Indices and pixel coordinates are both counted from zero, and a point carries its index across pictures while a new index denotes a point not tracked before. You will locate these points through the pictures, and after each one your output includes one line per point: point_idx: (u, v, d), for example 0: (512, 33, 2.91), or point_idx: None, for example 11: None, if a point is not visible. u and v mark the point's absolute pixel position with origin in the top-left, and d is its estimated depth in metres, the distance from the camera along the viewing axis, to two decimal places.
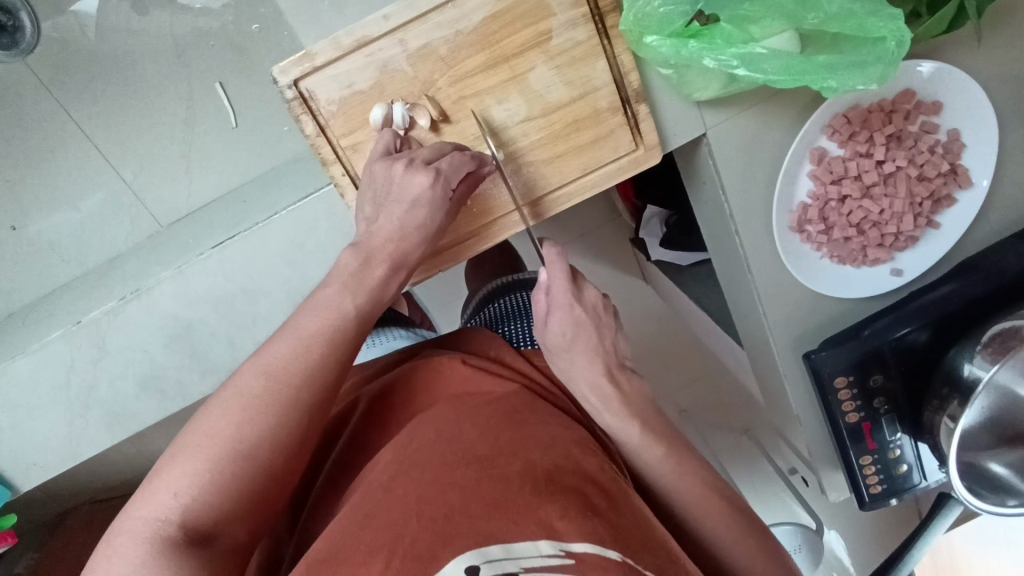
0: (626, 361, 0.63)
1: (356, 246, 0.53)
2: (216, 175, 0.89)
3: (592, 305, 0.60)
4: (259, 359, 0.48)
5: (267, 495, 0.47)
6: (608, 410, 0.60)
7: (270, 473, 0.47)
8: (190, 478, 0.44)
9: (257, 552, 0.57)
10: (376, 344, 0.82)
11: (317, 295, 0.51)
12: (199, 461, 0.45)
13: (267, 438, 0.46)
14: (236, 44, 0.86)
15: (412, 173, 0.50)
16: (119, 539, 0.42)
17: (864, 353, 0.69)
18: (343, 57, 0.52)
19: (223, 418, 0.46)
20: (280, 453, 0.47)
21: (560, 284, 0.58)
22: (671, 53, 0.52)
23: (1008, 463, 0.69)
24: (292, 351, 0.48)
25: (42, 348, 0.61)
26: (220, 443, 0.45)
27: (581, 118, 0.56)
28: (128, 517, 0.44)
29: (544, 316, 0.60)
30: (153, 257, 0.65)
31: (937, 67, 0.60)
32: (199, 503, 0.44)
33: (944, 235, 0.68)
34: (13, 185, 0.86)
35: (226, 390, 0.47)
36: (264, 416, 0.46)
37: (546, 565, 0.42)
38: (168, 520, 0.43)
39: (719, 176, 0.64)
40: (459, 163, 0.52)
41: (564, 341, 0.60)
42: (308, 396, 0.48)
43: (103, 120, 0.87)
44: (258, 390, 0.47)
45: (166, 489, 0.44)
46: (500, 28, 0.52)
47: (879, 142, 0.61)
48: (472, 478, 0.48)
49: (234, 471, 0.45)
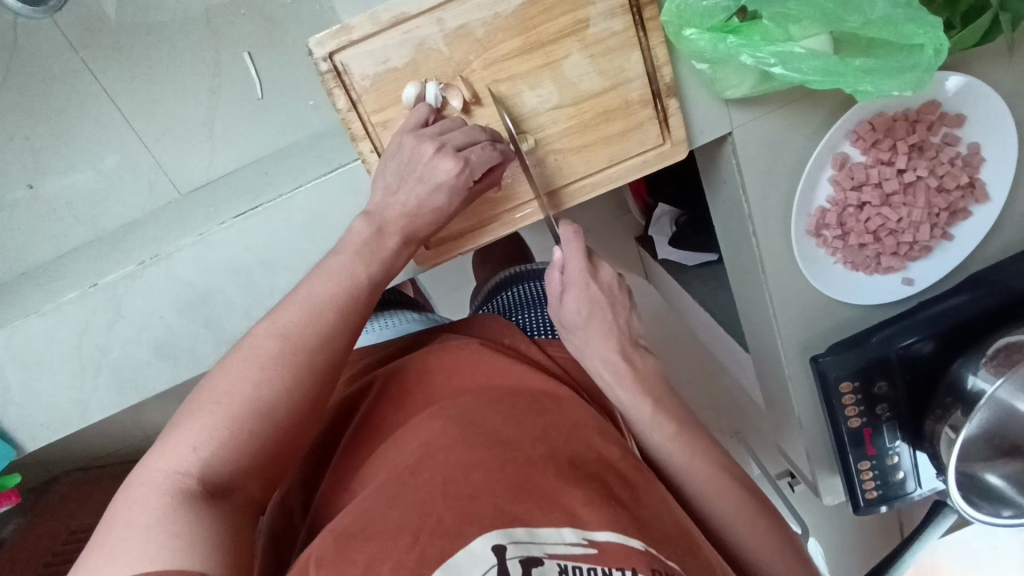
0: (645, 351, 0.63)
1: (368, 215, 0.53)
2: (239, 147, 0.87)
3: (608, 284, 0.60)
4: (274, 322, 0.48)
5: (281, 454, 0.47)
6: (620, 385, 0.60)
7: (286, 434, 0.47)
8: (210, 434, 0.43)
9: (270, 522, 0.57)
10: (389, 325, 0.82)
11: (330, 261, 0.52)
12: (218, 417, 0.44)
13: (284, 397, 0.46)
14: (267, 14, 0.85)
15: (439, 158, 0.51)
16: (137, 490, 0.41)
17: (871, 360, 0.69)
18: (380, 33, 0.51)
19: (242, 377, 0.45)
20: (297, 415, 0.47)
21: (576, 262, 0.58)
22: (708, 47, 0.52)
23: (1005, 474, 0.72)
24: (306, 316, 0.49)
25: (56, 309, 0.61)
26: (238, 399, 0.45)
27: (611, 109, 0.56)
28: (145, 470, 0.42)
29: (560, 295, 0.59)
30: (173, 223, 0.65)
31: (963, 80, 0.61)
32: (219, 458, 0.43)
33: (956, 248, 0.69)
34: (30, 142, 0.85)
35: (240, 350, 0.47)
36: (282, 377, 0.46)
37: (569, 553, 0.43)
38: (189, 473, 0.42)
39: (741, 175, 0.64)
40: (487, 158, 0.52)
41: (579, 319, 0.59)
42: (321, 360, 0.49)
43: (124, 83, 0.86)
44: (273, 350, 0.47)
45: (185, 443, 0.43)
46: (539, 13, 0.52)
47: (901, 151, 0.62)
48: (496, 460, 0.48)
49: (252, 428, 0.45)
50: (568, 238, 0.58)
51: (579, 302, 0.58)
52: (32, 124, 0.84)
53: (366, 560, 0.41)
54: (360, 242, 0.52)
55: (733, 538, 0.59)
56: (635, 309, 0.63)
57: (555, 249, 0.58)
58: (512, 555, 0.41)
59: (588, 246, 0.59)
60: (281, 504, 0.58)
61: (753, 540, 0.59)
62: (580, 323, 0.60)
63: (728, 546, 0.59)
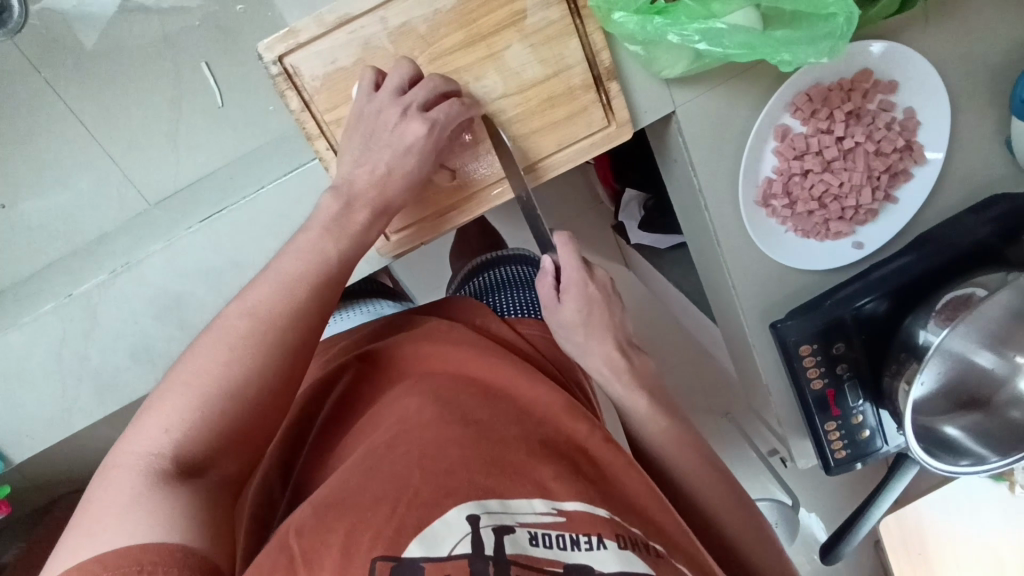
0: (639, 352, 0.68)
1: (336, 190, 0.56)
2: (205, 154, 0.90)
3: (602, 284, 0.66)
4: (243, 302, 0.50)
5: (255, 430, 0.48)
6: (617, 379, 0.65)
7: (259, 411, 0.48)
8: (183, 413, 0.46)
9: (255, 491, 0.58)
10: (367, 311, 0.84)
11: (298, 239, 0.54)
12: (190, 398, 0.46)
13: (253, 376, 0.48)
14: (223, 26, 0.88)
15: (407, 122, 0.54)
16: (114, 472, 0.43)
17: (829, 321, 0.72)
18: (327, 34, 0.53)
19: (213, 359, 0.48)
20: (269, 395, 0.49)
21: (572, 264, 0.63)
22: (637, 29, 0.54)
23: (962, 425, 0.75)
24: (277, 299, 0.51)
25: (35, 319, 0.63)
26: (208, 380, 0.47)
27: (556, 95, 0.59)
28: (121, 452, 0.44)
29: (558, 296, 0.64)
30: (143, 232, 0.67)
31: (887, 46, 0.64)
32: (192, 438, 0.45)
33: (901, 210, 0.71)
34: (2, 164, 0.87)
35: (213, 330, 0.49)
36: (251, 356, 0.48)
37: (540, 521, 0.45)
38: (163, 454, 0.44)
39: (688, 152, 0.67)
40: (454, 114, 0.54)
41: (579, 318, 0.64)
42: (291, 337, 0.50)
43: (89, 101, 0.88)
44: (242, 330, 0.49)
45: (158, 426, 0.45)
46: (478, 6, 0.54)
47: (838, 119, 0.65)
48: (471, 438, 0.51)
49: (223, 406, 0.46)
50: (564, 243, 0.62)
51: None
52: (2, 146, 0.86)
53: (348, 529, 0.43)
54: (321, 234, 0.54)
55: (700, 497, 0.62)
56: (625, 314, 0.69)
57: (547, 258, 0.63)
58: (484, 523, 0.43)
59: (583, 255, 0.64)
60: (260, 477, 0.59)
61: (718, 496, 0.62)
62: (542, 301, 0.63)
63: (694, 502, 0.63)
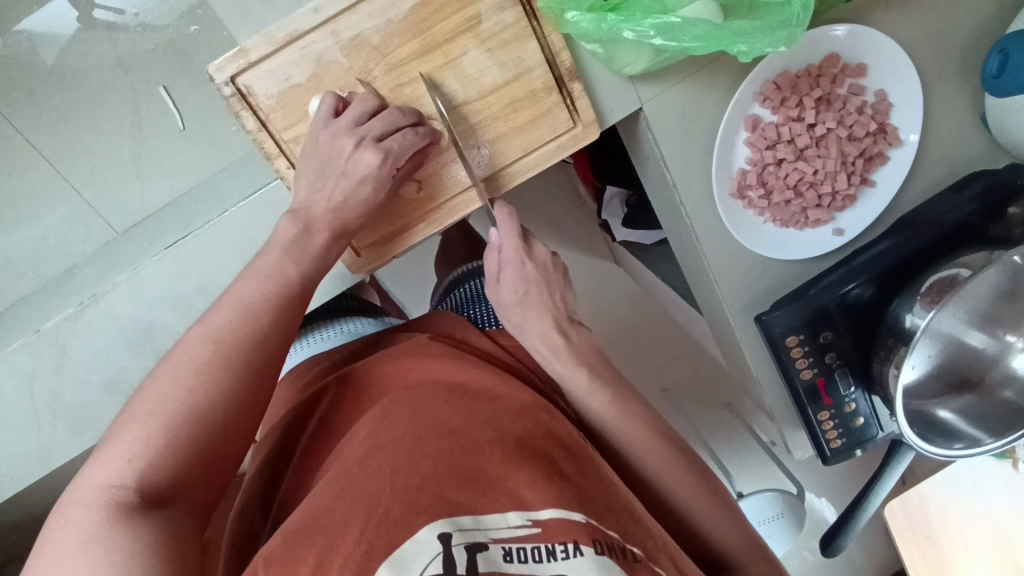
0: (581, 326, 0.66)
1: (294, 214, 0.55)
2: (171, 178, 0.91)
3: (542, 262, 0.63)
4: (205, 326, 0.49)
5: (222, 454, 0.47)
6: (558, 359, 0.63)
7: (226, 435, 0.47)
8: (146, 443, 0.43)
9: (232, 522, 0.56)
10: (342, 331, 0.83)
11: (259, 262, 0.53)
12: (151, 427, 0.44)
13: (220, 399, 0.47)
14: (179, 48, 0.88)
15: (360, 153, 0.52)
16: (71, 509, 0.41)
17: (813, 310, 0.71)
18: (278, 52, 0.53)
19: (173, 384, 0.46)
20: (235, 417, 0.47)
21: (511, 243, 0.60)
22: (591, 27, 0.53)
23: (955, 408, 0.74)
24: (241, 319, 0.49)
25: (2, 359, 0.62)
26: (170, 406, 0.45)
27: (519, 99, 0.58)
28: (78, 487, 0.42)
29: (497, 275, 0.62)
30: (109, 262, 0.66)
31: (852, 28, 0.63)
32: (155, 467, 0.43)
33: (880, 192, 0.70)
34: None
35: (172, 358, 0.47)
36: (216, 380, 0.47)
37: (514, 535, 0.44)
38: (124, 486, 0.42)
39: (659, 148, 0.66)
40: (408, 144, 0.53)
41: (517, 298, 0.62)
42: (257, 359, 0.49)
43: (51, 132, 0.88)
44: (205, 355, 0.47)
45: (118, 456, 0.43)
46: (430, 14, 0.53)
47: (808, 106, 0.64)
48: (445, 450, 0.50)
49: (188, 433, 0.45)
50: (504, 218, 0.59)
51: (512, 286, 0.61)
52: None
53: (316, 558, 0.42)
54: (284, 255, 0.53)
55: (681, 496, 0.62)
56: (570, 286, 0.67)
57: (489, 231, 0.60)
58: (457, 541, 0.42)
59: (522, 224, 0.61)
60: (239, 509, 0.57)
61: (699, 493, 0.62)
62: (520, 308, 0.63)
63: (679, 504, 0.62)
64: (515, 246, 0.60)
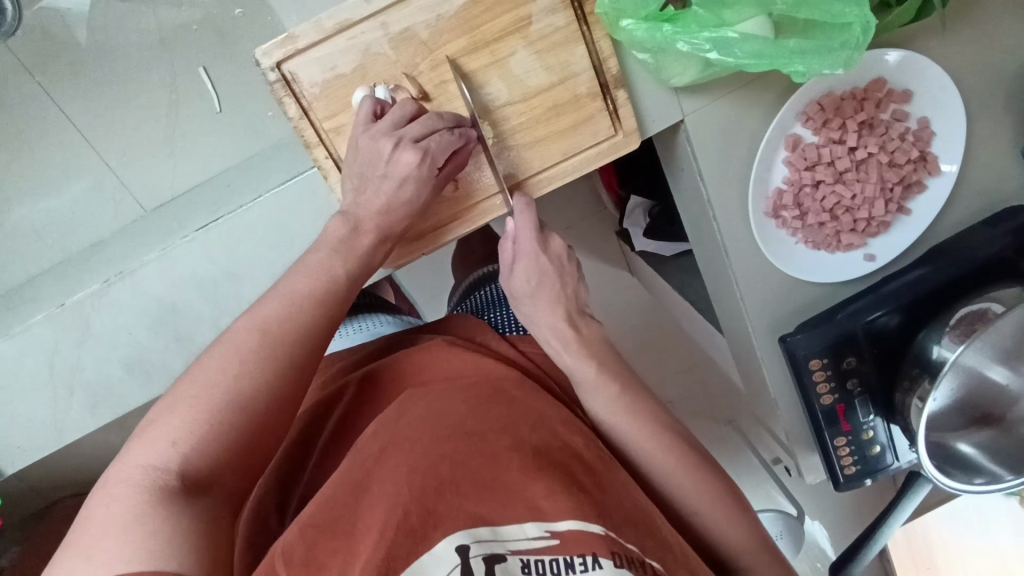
0: (592, 320, 0.66)
1: (344, 215, 0.54)
2: (199, 159, 0.90)
3: (557, 255, 0.63)
4: (252, 318, 0.48)
5: (261, 446, 0.46)
6: (575, 361, 0.62)
7: (266, 427, 0.46)
8: (190, 428, 0.43)
9: (247, 513, 0.56)
10: (364, 329, 0.82)
11: (308, 258, 0.52)
12: (196, 411, 0.44)
13: (264, 390, 0.46)
14: (220, 29, 0.88)
15: (399, 153, 0.51)
16: (114, 488, 0.41)
17: (838, 336, 0.70)
18: (325, 40, 0.52)
19: (220, 371, 0.45)
20: (275, 409, 0.47)
21: (527, 233, 0.60)
22: (646, 36, 0.53)
23: (976, 443, 0.73)
24: (277, 308, 0.49)
25: (26, 330, 0.62)
26: (217, 392, 0.44)
27: (562, 103, 0.57)
28: (124, 465, 0.42)
29: (511, 263, 0.62)
30: (138, 239, 0.65)
31: (903, 55, 0.62)
32: (198, 453, 0.43)
33: (915, 222, 0.69)
34: (10, 172, 0.89)
35: (220, 345, 0.47)
36: (263, 371, 0.46)
37: (532, 548, 0.44)
38: (168, 469, 0.42)
39: (697, 163, 0.65)
40: (446, 143, 0.53)
41: (529, 289, 0.61)
42: (296, 350, 0.48)
43: (86, 105, 0.90)
44: (253, 344, 0.47)
45: (163, 438, 0.43)
46: (481, 13, 0.53)
47: (851, 129, 0.63)
48: (463, 453, 0.49)
49: (231, 421, 0.44)
50: (522, 209, 0.58)
51: (528, 274, 0.61)
52: (12, 152, 0.89)
53: (339, 566, 0.41)
54: (333, 254, 0.52)
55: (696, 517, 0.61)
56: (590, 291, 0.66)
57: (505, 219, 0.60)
58: (475, 552, 0.42)
59: (540, 218, 0.60)
60: (254, 505, 0.56)
61: (718, 521, 0.61)
62: (550, 311, 0.62)
63: (695, 528, 0.62)
64: (533, 238, 0.60)
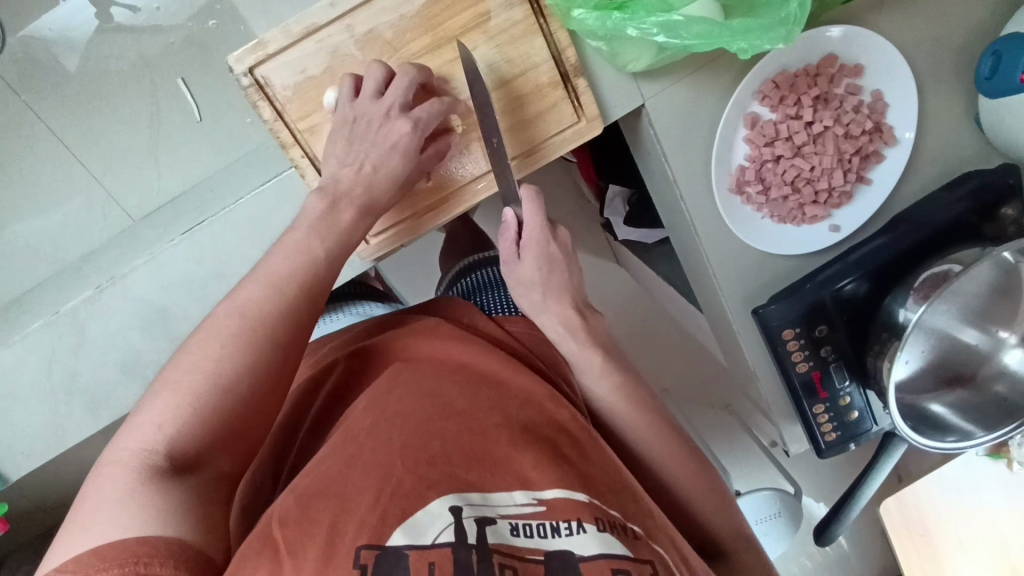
0: (597, 313, 0.69)
1: (322, 190, 0.56)
2: (182, 167, 0.93)
3: (563, 245, 0.67)
4: (234, 300, 0.51)
5: (248, 426, 0.49)
6: (570, 338, 0.66)
7: (251, 406, 0.49)
8: (176, 410, 0.46)
9: (243, 487, 0.58)
10: (355, 312, 0.85)
11: (288, 238, 0.54)
12: (181, 395, 0.46)
13: (246, 371, 0.48)
14: (198, 41, 0.91)
15: (393, 121, 0.55)
16: (106, 471, 0.43)
17: (810, 304, 0.72)
18: (294, 44, 0.56)
19: (204, 356, 0.48)
20: (260, 388, 0.49)
21: (535, 223, 0.64)
22: (597, 24, 0.56)
23: (949, 403, 0.75)
24: (257, 299, 0.51)
25: (24, 338, 0.64)
26: (200, 375, 0.47)
27: (525, 94, 0.60)
28: (115, 450, 0.44)
29: (518, 253, 0.65)
30: (127, 246, 0.68)
31: (845, 30, 0.65)
32: (185, 433, 0.45)
33: (877, 191, 0.72)
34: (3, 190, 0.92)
35: (203, 330, 0.49)
36: (244, 352, 0.48)
37: (521, 512, 0.46)
38: (156, 450, 0.44)
39: (661, 144, 0.68)
40: (435, 112, 0.56)
41: (540, 276, 0.65)
42: (280, 328, 0.51)
43: (73, 122, 0.92)
44: (234, 328, 0.49)
45: (149, 422, 0.45)
46: (442, 11, 0.56)
47: (806, 104, 0.66)
48: (452, 428, 0.52)
49: (215, 402, 0.47)
50: (529, 197, 0.62)
51: (537, 261, 0.65)
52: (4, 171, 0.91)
53: (330, 522, 0.43)
54: (310, 231, 0.54)
55: (676, 482, 0.64)
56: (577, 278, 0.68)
57: (507, 210, 0.64)
58: (467, 514, 0.44)
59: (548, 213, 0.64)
60: (249, 479, 0.59)
61: (697, 486, 0.64)
62: (531, 290, 0.66)
63: (676, 494, 0.64)
64: (540, 227, 0.64)
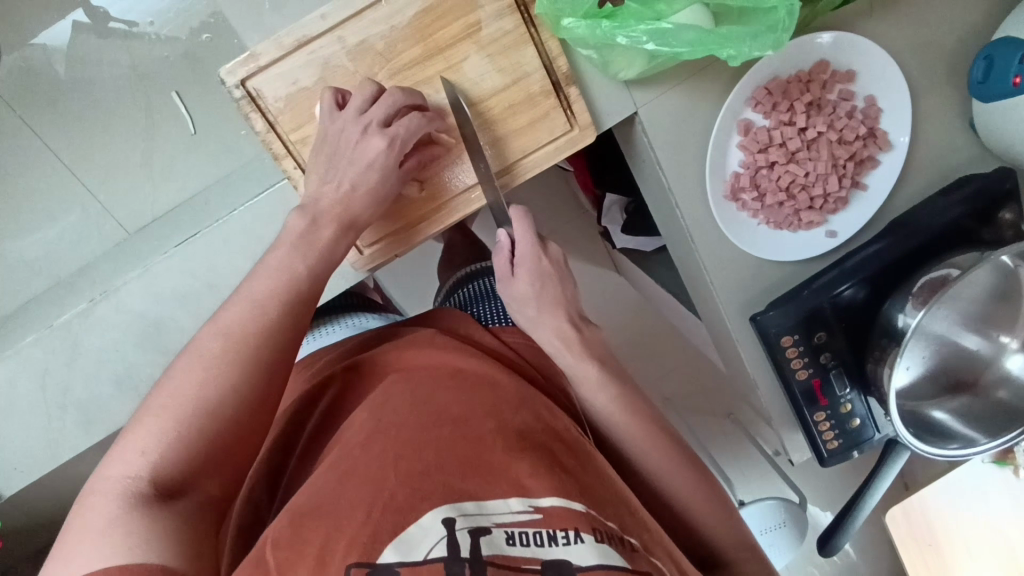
0: (592, 325, 0.69)
1: (303, 209, 0.56)
2: (178, 182, 0.94)
3: (555, 260, 0.67)
4: (217, 324, 0.50)
5: (235, 447, 0.48)
6: (560, 349, 0.65)
7: (236, 429, 0.48)
8: (159, 436, 0.45)
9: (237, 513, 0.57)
10: (349, 325, 0.85)
11: (267, 259, 0.54)
12: (166, 419, 0.46)
13: (231, 393, 0.48)
14: (191, 55, 0.92)
15: (367, 139, 0.55)
16: (91, 499, 0.43)
17: (808, 310, 0.72)
18: (286, 56, 0.56)
19: (188, 378, 0.47)
20: (244, 410, 0.49)
21: (525, 239, 0.65)
22: (587, 33, 0.56)
23: (950, 409, 0.74)
24: (248, 311, 0.51)
25: (17, 353, 0.64)
26: (183, 400, 0.47)
27: (517, 103, 0.60)
28: (100, 477, 0.44)
29: (510, 270, 0.66)
30: (121, 260, 0.68)
31: (835, 37, 0.65)
32: (169, 458, 0.45)
33: (872, 196, 0.72)
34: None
35: (187, 354, 0.49)
36: (228, 374, 0.48)
37: (516, 520, 0.46)
38: (140, 477, 0.44)
39: (654, 152, 0.68)
40: (415, 129, 0.56)
41: (531, 291, 0.65)
42: (265, 342, 0.50)
43: (67, 137, 0.92)
44: (217, 350, 0.49)
45: (133, 449, 0.45)
46: (432, 21, 0.56)
47: (799, 110, 0.66)
48: (448, 437, 0.51)
49: (199, 426, 0.46)
50: (517, 216, 0.64)
51: (530, 277, 0.65)
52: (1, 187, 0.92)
53: (324, 540, 0.43)
54: (293, 250, 0.54)
55: (674, 493, 0.63)
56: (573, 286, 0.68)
57: (500, 232, 0.65)
58: (461, 526, 0.43)
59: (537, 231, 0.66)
60: (245, 500, 0.58)
61: (694, 497, 0.63)
62: (525, 301, 0.65)
63: (674, 505, 0.63)
64: (531, 246, 0.65)
